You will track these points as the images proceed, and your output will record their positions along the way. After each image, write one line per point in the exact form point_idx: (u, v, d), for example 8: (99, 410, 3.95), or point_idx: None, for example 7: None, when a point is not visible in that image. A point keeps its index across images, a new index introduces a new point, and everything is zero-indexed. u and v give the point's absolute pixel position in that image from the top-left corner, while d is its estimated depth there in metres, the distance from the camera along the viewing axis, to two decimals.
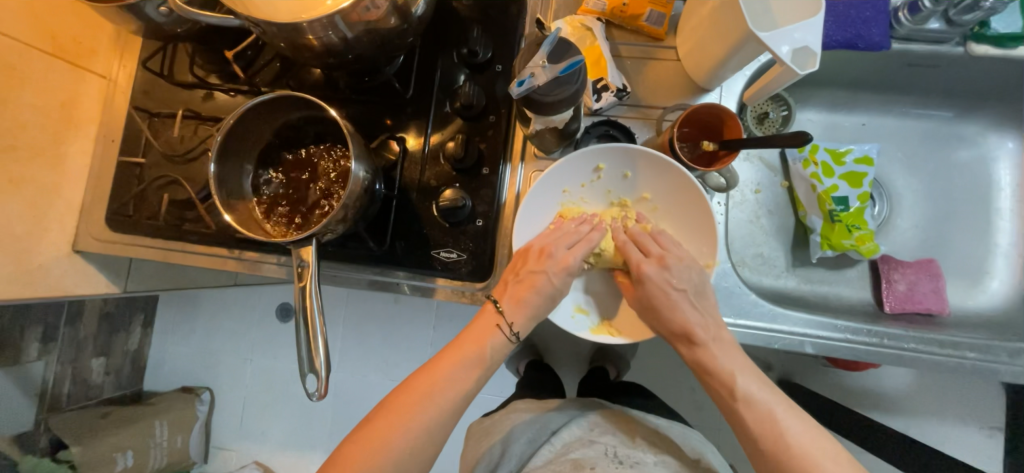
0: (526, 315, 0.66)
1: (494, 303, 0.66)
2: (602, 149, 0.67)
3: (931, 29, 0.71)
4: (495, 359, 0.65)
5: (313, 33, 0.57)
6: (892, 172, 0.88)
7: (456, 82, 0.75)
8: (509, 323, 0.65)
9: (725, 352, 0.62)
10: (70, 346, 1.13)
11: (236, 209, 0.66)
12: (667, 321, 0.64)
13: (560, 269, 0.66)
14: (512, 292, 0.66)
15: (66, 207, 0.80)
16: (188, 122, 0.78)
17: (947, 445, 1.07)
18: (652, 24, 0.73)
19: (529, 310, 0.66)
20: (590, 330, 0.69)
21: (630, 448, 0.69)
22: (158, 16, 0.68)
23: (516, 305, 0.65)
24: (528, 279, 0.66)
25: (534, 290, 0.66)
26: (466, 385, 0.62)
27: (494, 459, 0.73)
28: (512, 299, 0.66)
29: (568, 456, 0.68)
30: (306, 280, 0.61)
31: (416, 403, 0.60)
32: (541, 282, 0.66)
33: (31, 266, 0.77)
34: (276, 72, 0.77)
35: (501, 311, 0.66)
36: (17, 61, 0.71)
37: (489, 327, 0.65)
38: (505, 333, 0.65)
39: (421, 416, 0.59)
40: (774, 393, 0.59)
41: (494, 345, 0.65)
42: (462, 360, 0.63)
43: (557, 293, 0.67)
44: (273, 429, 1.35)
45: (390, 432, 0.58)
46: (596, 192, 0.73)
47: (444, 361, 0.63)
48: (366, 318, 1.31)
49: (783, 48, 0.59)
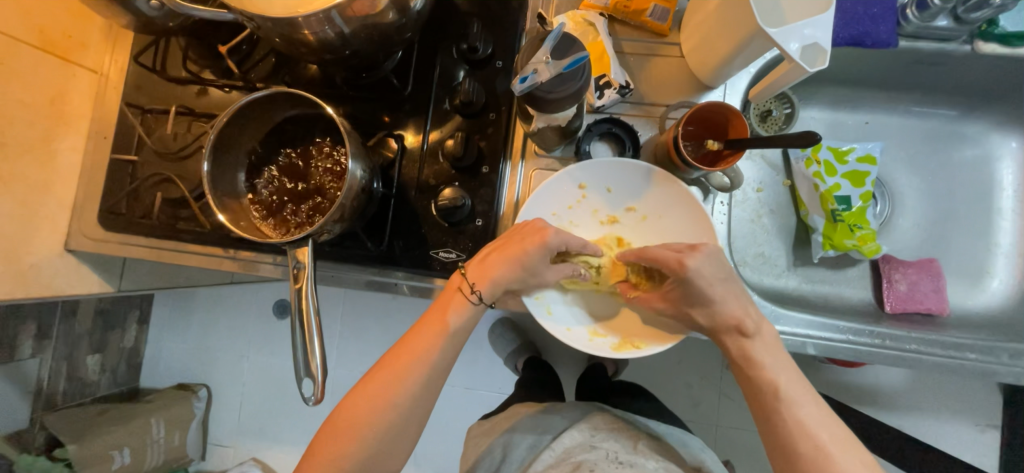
0: (493, 281, 0.62)
1: (461, 269, 0.64)
2: (583, 164, 0.67)
3: (938, 27, 0.70)
4: (461, 330, 0.63)
5: (309, 28, 0.55)
6: (894, 171, 0.87)
7: (456, 79, 0.74)
8: (471, 287, 0.62)
9: (767, 350, 0.60)
10: (64, 343, 1.11)
11: (231, 208, 0.65)
12: (720, 312, 0.60)
13: (534, 240, 0.62)
14: (482, 256, 0.64)
15: (58, 205, 0.78)
16: (181, 119, 0.76)
17: (944, 443, 1.07)
18: (655, 20, 0.71)
19: (495, 277, 0.62)
20: (613, 349, 0.67)
21: (632, 454, 0.67)
22: (150, 10, 0.66)
23: (482, 268, 0.63)
24: (499, 245, 0.63)
25: (504, 254, 0.62)
26: (430, 363, 0.61)
27: (495, 463, 0.74)
28: (479, 263, 0.63)
29: (569, 460, 0.67)
30: (301, 282, 0.60)
31: (382, 387, 0.59)
32: (513, 248, 0.62)
33: (22, 266, 0.75)
34: (272, 67, 0.75)
35: (466, 276, 0.64)
36: (5, 55, 0.69)
37: (452, 294, 0.64)
38: (468, 297, 0.63)
39: (388, 400, 0.59)
40: (807, 390, 0.58)
41: (456, 312, 0.63)
42: (426, 335, 0.62)
43: (531, 265, 0.63)
44: (270, 425, 1.35)
45: (359, 411, 0.59)
46: (583, 214, 0.72)
47: (408, 341, 0.62)
48: (363, 315, 1.30)
49: (791, 45, 0.57)
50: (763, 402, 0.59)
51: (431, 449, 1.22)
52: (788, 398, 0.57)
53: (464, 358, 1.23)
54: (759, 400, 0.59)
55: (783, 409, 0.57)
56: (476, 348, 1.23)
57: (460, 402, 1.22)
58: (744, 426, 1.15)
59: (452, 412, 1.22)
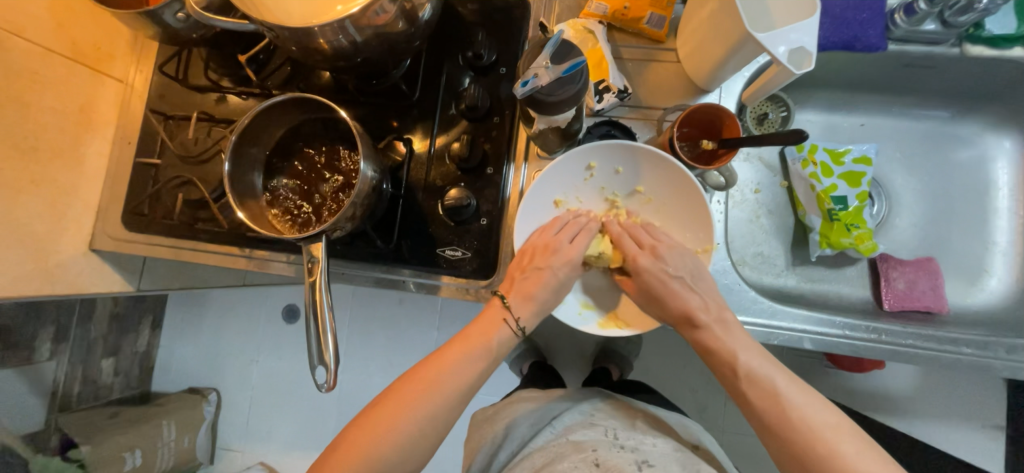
0: (533, 310, 0.68)
1: (500, 297, 0.68)
2: (596, 147, 0.68)
3: (926, 31, 0.72)
4: (501, 353, 0.67)
5: (324, 37, 0.59)
6: (891, 171, 0.89)
7: (461, 85, 0.77)
8: (515, 318, 0.67)
9: (730, 333, 0.63)
10: (80, 346, 1.15)
11: (249, 206, 0.68)
12: (670, 308, 0.66)
13: (564, 263, 0.68)
14: (519, 287, 0.68)
15: (83, 207, 0.82)
16: (201, 125, 0.80)
17: (952, 446, 1.07)
18: (652, 27, 0.74)
19: (535, 306, 0.68)
20: (597, 325, 0.70)
21: (630, 431, 0.71)
22: (175, 22, 0.70)
23: (523, 300, 0.67)
24: (535, 275, 0.68)
25: (540, 285, 0.68)
26: (471, 377, 0.63)
27: (496, 440, 0.76)
28: (518, 294, 0.68)
29: (570, 438, 0.70)
30: (316, 274, 0.63)
31: (418, 391, 0.61)
32: (547, 278, 0.68)
33: (49, 265, 0.79)
34: (287, 75, 0.79)
35: (508, 307, 0.67)
36: (39, 66, 0.74)
37: (496, 321, 0.67)
38: (510, 327, 0.67)
39: (425, 402, 0.61)
40: (777, 367, 0.60)
41: (500, 339, 0.67)
42: (469, 352, 0.64)
43: (562, 286, 0.69)
44: (278, 429, 1.37)
45: (394, 416, 0.59)
46: (590, 190, 0.74)
47: (450, 351, 0.64)
48: (371, 318, 1.33)
49: (778, 48, 0.60)
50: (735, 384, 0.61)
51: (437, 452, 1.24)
52: (777, 372, 0.59)
53: None
54: (730, 383, 0.62)
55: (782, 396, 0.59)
56: None
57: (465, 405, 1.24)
58: (749, 431, 1.16)
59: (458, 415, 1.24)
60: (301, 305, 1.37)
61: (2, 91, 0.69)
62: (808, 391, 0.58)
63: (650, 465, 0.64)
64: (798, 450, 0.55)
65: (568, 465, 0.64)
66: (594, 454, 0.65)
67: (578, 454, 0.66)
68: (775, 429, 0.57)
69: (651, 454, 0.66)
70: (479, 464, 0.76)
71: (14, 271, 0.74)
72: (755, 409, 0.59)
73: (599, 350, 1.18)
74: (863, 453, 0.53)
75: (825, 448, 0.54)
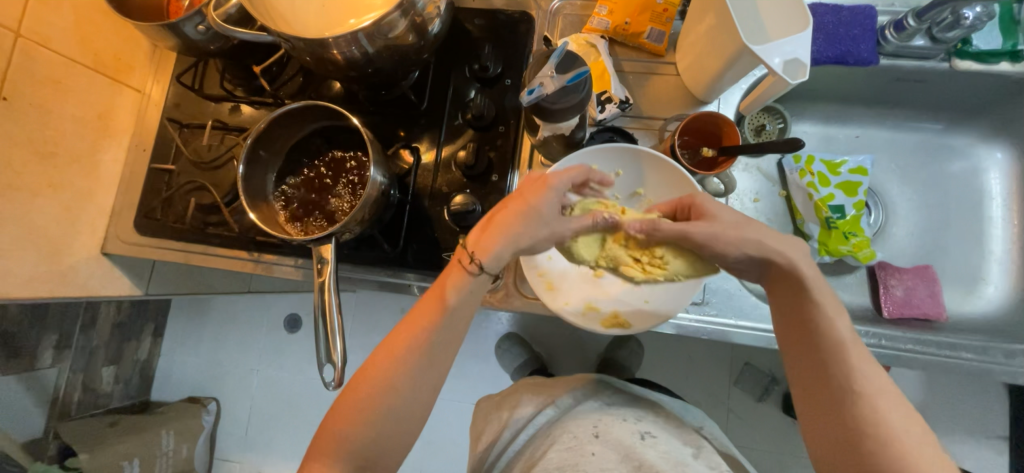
0: (494, 247, 0.57)
1: (461, 241, 0.59)
2: (598, 149, 0.70)
3: (916, 46, 0.76)
4: (461, 302, 0.57)
5: (337, 48, 0.61)
6: (886, 181, 0.91)
7: (467, 96, 0.80)
8: (470, 257, 0.57)
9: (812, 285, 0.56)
10: (82, 353, 1.15)
11: (260, 208, 0.70)
12: (745, 245, 0.58)
13: (538, 189, 0.59)
14: (483, 223, 0.60)
15: (98, 211, 0.84)
16: (215, 132, 0.83)
17: (959, 460, 1.06)
18: (652, 41, 0.77)
19: (499, 239, 0.58)
20: (601, 323, 0.69)
21: (633, 409, 0.74)
22: (196, 35, 0.73)
23: (480, 237, 0.58)
24: (503, 209, 0.59)
25: (504, 218, 0.58)
26: (430, 336, 0.57)
27: (501, 421, 0.79)
28: (481, 233, 0.59)
29: (572, 414, 0.73)
30: (324, 276, 0.64)
31: (383, 363, 0.56)
32: (512, 212, 0.58)
33: (62, 267, 0.81)
34: (299, 86, 0.82)
35: (466, 245, 0.59)
36: (64, 75, 0.77)
37: (454, 266, 0.59)
38: (466, 268, 0.57)
39: (392, 378, 0.55)
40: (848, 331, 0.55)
41: (455, 283, 0.57)
42: (425, 312, 0.58)
43: (535, 221, 0.59)
44: (277, 440, 1.36)
45: (366, 396, 0.55)
46: None
47: (416, 312, 0.58)
48: (372, 327, 1.33)
49: (774, 60, 0.62)
50: (812, 334, 0.56)
51: (438, 462, 1.23)
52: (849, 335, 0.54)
53: (471, 372, 1.25)
54: (797, 336, 0.57)
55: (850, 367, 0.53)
56: (483, 361, 1.26)
57: (465, 417, 1.24)
58: (754, 444, 1.15)
59: (458, 426, 1.23)
60: (303, 315, 1.38)
61: (28, 97, 0.72)
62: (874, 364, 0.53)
63: (652, 436, 0.67)
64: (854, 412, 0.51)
65: (568, 437, 0.66)
66: (595, 429, 0.68)
67: (578, 427, 0.68)
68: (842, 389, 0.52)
69: (651, 428, 0.69)
70: (485, 442, 0.79)
71: (28, 272, 0.76)
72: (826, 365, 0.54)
73: (601, 359, 1.19)
74: (915, 424, 0.50)
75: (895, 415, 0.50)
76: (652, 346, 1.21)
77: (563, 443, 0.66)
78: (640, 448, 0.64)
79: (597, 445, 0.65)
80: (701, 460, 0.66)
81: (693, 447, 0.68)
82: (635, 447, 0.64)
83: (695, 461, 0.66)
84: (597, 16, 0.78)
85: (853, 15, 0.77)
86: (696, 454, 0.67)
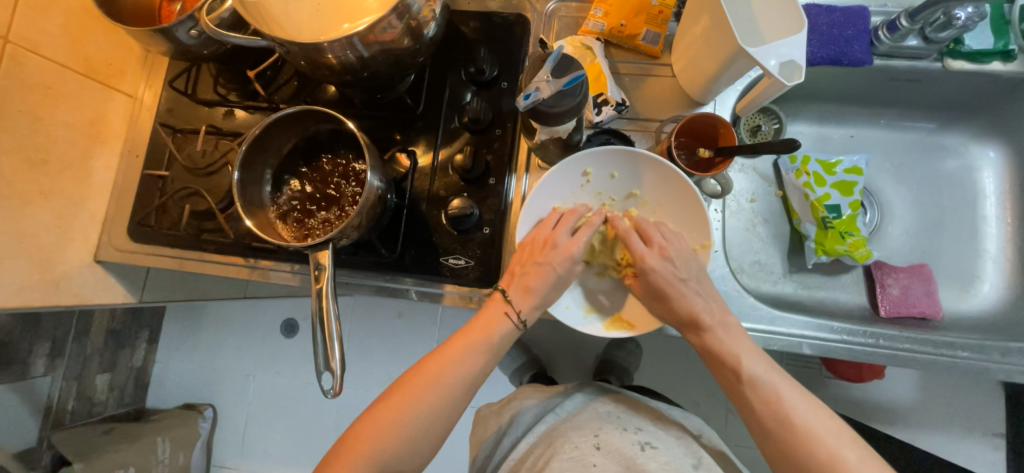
0: (533, 303, 0.68)
1: (505, 295, 0.67)
2: (593, 152, 0.70)
3: (909, 46, 0.76)
4: (503, 346, 0.66)
5: (332, 52, 0.61)
6: (880, 180, 0.92)
7: (463, 99, 0.80)
8: (516, 311, 0.67)
9: (732, 335, 0.63)
10: (75, 361, 1.14)
11: (256, 215, 0.69)
12: (676, 310, 0.65)
13: (564, 258, 0.68)
14: (519, 282, 0.68)
15: (90, 218, 0.83)
16: (209, 138, 0.82)
17: (956, 457, 1.07)
18: (647, 43, 0.77)
19: (536, 299, 0.68)
20: (603, 326, 0.70)
21: (632, 416, 0.74)
22: (188, 39, 0.72)
23: (523, 295, 0.67)
24: (535, 269, 0.68)
25: (540, 279, 0.67)
26: (470, 367, 0.63)
27: (501, 427, 0.79)
28: (520, 291, 0.68)
29: (572, 423, 0.73)
30: (322, 282, 0.64)
31: (423, 384, 0.61)
32: (548, 274, 0.68)
33: (54, 275, 0.80)
34: (294, 90, 0.82)
35: (510, 300, 0.67)
36: (54, 81, 0.76)
37: (497, 315, 0.67)
38: (512, 321, 0.67)
39: (431, 396, 0.61)
40: (778, 375, 0.60)
41: (502, 334, 0.66)
42: (467, 347, 0.64)
43: (563, 279, 0.69)
44: (275, 446, 1.35)
45: (400, 411, 0.59)
46: (587, 197, 0.75)
47: (451, 348, 0.64)
48: (367, 330, 1.33)
49: (770, 61, 0.62)
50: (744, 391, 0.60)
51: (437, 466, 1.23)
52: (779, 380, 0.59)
53: None
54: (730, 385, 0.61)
55: (776, 393, 0.58)
56: None
57: (465, 420, 1.23)
58: (752, 443, 1.15)
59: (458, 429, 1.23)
60: (299, 319, 1.37)
61: (19, 104, 0.71)
62: (808, 399, 0.58)
63: (653, 446, 0.67)
64: (796, 450, 0.55)
65: (569, 448, 0.67)
66: (595, 439, 0.68)
67: (579, 437, 0.69)
68: (785, 437, 0.56)
69: (653, 437, 0.69)
70: (486, 448, 0.79)
71: (20, 280, 0.75)
72: (764, 426, 0.57)
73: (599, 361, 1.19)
74: (850, 446, 0.54)
75: (839, 447, 0.54)
76: (651, 347, 1.21)
77: (564, 454, 0.66)
78: (641, 459, 0.64)
79: (599, 457, 0.65)
80: (702, 472, 0.65)
81: (695, 457, 0.67)
82: (636, 458, 0.64)
83: (695, 472, 0.65)
84: (592, 18, 0.78)
85: (847, 16, 0.77)
86: (697, 464, 0.66)
